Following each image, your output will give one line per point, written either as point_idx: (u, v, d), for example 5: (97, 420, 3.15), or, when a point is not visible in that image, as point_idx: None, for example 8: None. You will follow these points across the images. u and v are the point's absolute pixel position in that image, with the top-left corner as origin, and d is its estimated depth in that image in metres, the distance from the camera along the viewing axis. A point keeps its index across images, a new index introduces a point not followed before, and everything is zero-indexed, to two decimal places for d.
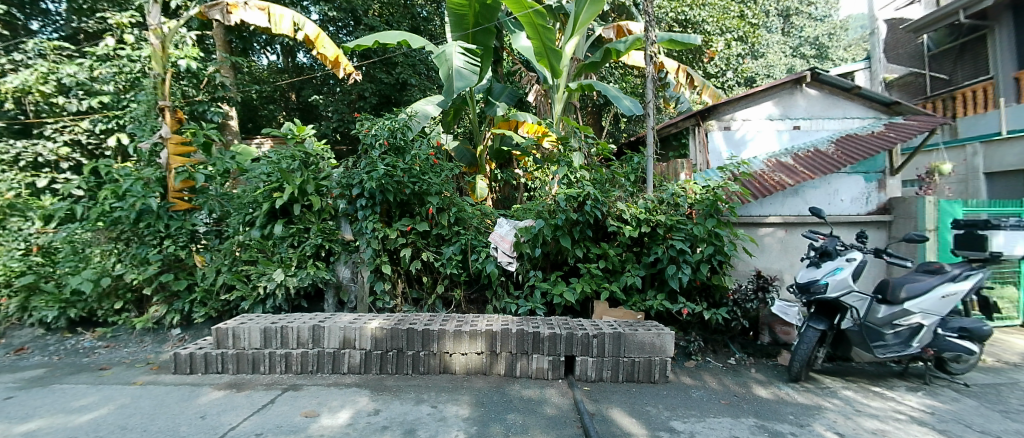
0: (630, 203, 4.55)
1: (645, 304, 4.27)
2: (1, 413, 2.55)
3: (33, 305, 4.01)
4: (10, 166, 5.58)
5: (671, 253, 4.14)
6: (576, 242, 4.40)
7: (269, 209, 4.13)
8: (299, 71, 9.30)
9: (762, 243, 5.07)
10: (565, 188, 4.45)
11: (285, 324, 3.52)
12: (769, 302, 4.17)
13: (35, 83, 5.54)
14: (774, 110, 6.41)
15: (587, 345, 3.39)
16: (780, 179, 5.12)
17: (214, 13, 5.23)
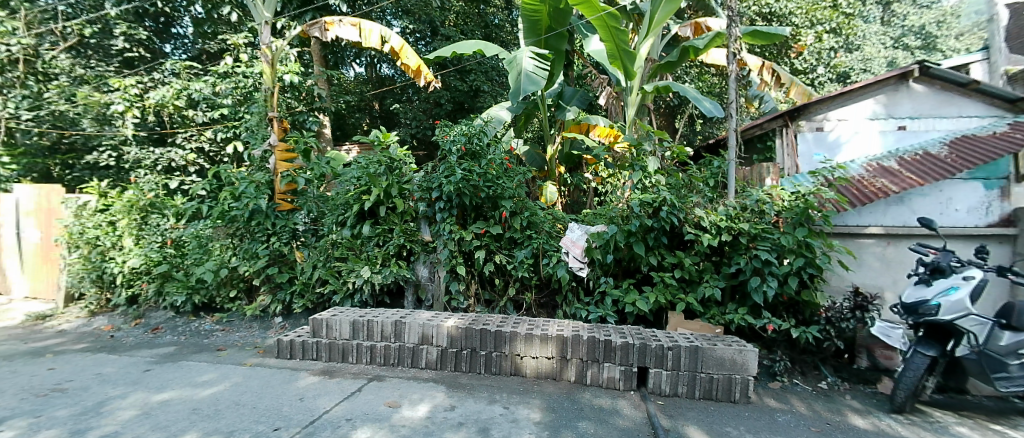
0: (709, 209, 4.28)
1: (725, 318, 4.00)
2: (143, 383, 2.97)
3: (168, 290, 4.64)
4: (151, 169, 6.67)
5: (755, 264, 3.84)
6: (650, 249, 4.24)
7: (359, 210, 4.45)
8: (381, 81, 9.93)
9: (862, 257, 4.52)
10: (640, 194, 4.31)
11: (370, 318, 3.75)
12: (869, 322, 3.78)
13: (171, 99, 6.42)
14: (876, 110, 5.79)
15: (661, 357, 3.24)
16: (883, 185, 4.56)
17: (314, 31, 5.73)
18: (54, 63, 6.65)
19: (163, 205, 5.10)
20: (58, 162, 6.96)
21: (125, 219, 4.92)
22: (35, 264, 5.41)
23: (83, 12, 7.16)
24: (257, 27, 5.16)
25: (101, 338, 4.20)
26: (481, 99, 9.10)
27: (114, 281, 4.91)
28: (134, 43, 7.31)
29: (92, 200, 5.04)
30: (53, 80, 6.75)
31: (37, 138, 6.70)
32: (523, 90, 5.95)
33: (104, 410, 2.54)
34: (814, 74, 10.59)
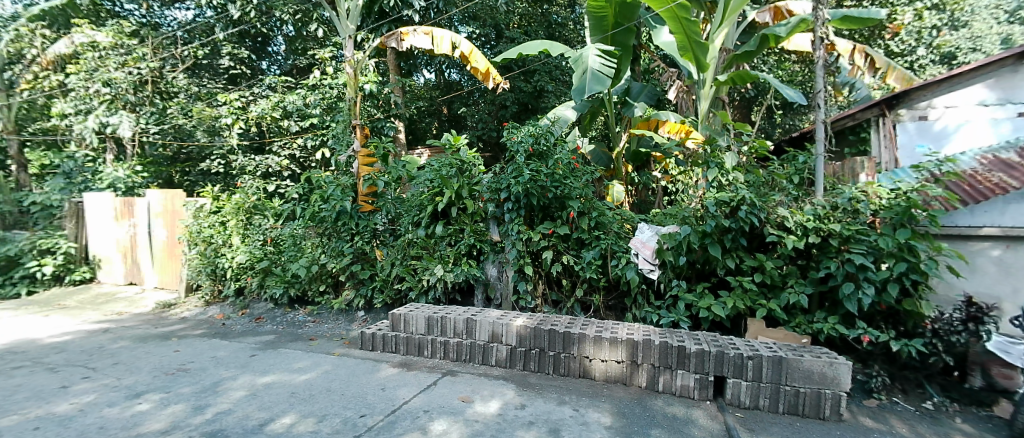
0: (794, 208, 3.97)
1: (813, 327, 3.67)
2: (250, 366, 3.33)
3: (268, 284, 5.15)
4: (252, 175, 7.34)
5: (848, 269, 3.46)
6: (727, 251, 4.01)
7: (432, 211, 4.65)
8: (449, 86, 10.28)
9: (974, 262, 3.85)
10: (716, 193, 4.10)
11: (444, 314, 3.91)
12: (985, 336, 3.24)
13: (270, 110, 7.10)
14: (989, 95, 5.13)
15: (740, 366, 3.05)
16: (1002, 180, 3.89)
17: (390, 42, 6.08)
18: (175, 83, 7.59)
19: (264, 207, 5.61)
20: (178, 170, 8.08)
21: (233, 220, 5.52)
22: (161, 259, 6.24)
23: (197, 36, 8.11)
24: (342, 41, 5.58)
25: (215, 325, 4.77)
26: (546, 100, 9.16)
27: (224, 275, 5.53)
28: (237, 61, 8.20)
29: (207, 203, 5.70)
30: (174, 99, 7.68)
31: (161, 150, 7.88)
32: (588, 88, 5.89)
33: (219, 389, 2.88)
34: (913, 56, 9.38)
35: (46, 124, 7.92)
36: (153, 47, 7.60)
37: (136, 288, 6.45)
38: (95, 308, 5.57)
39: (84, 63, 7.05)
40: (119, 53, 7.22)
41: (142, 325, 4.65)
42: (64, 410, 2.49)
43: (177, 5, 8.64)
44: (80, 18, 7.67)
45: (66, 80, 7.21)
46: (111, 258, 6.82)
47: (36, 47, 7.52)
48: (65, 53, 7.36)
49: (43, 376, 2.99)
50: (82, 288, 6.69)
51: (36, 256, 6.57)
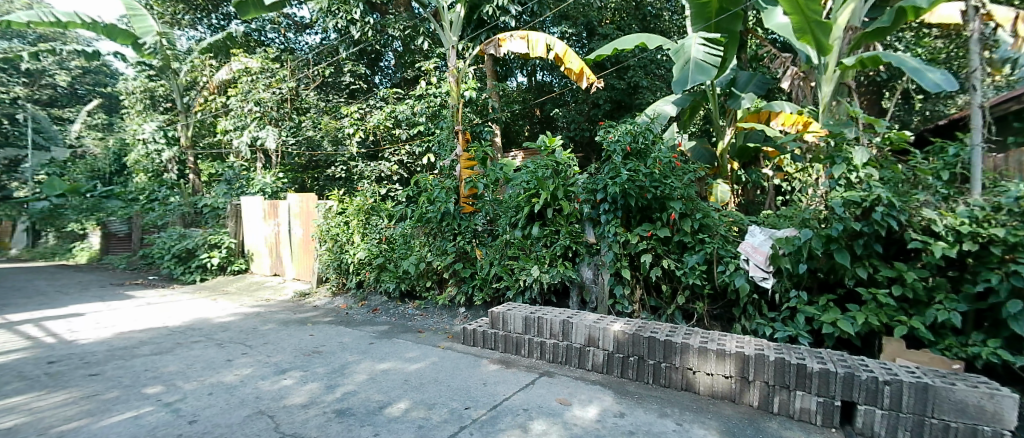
0: (943, 209, 3.37)
1: (967, 351, 3.05)
2: (370, 353, 3.69)
3: (383, 278, 5.66)
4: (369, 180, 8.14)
5: (1015, 283, 2.82)
6: (857, 259, 3.50)
7: (529, 212, 4.74)
8: (541, 88, 10.41)
9: None
10: (842, 192, 3.64)
11: (541, 315, 3.96)
12: None
13: (383, 120, 7.82)
14: None
15: (874, 392, 2.60)
16: None
17: (490, 49, 6.30)
18: (307, 99, 8.63)
19: (379, 209, 6.14)
20: (309, 176, 9.21)
21: (355, 219, 6.13)
22: (299, 253, 7.11)
23: (323, 58, 9.17)
24: (446, 51, 5.92)
25: (340, 313, 5.36)
26: (640, 96, 8.86)
27: (347, 269, 6.19)
28: (356, 77, 9.16)
29: (333, 204, 6.42)
30: (306, 113, 8.69)
31: (297, 158, 8.84)
32: (690, 79, 5.49)
33: (346, 372, 3.22)
34: None
35: (212, 139, 9.54)
36: (291, 69, 8.68)
37: (279, 278, 7.43)
38: (250, 296, 6.52)
39: (241, 86, 8.34)
40: (266, 76, 8.36)
41: (284, 311, 5.40)
42: (230, 379, 2.98)
43: (308, 31, 9.88)
44: (237, 48, 9.10)
45: (228, 101, 8.61)
46: (259, 252, 7.90)
47: (206, 75, 9.09)
48: (226, 79, 8.78)
49: (214, 349, 3.61)
50: (239, 277, 7.86)
51: (207, 249, 7.97)
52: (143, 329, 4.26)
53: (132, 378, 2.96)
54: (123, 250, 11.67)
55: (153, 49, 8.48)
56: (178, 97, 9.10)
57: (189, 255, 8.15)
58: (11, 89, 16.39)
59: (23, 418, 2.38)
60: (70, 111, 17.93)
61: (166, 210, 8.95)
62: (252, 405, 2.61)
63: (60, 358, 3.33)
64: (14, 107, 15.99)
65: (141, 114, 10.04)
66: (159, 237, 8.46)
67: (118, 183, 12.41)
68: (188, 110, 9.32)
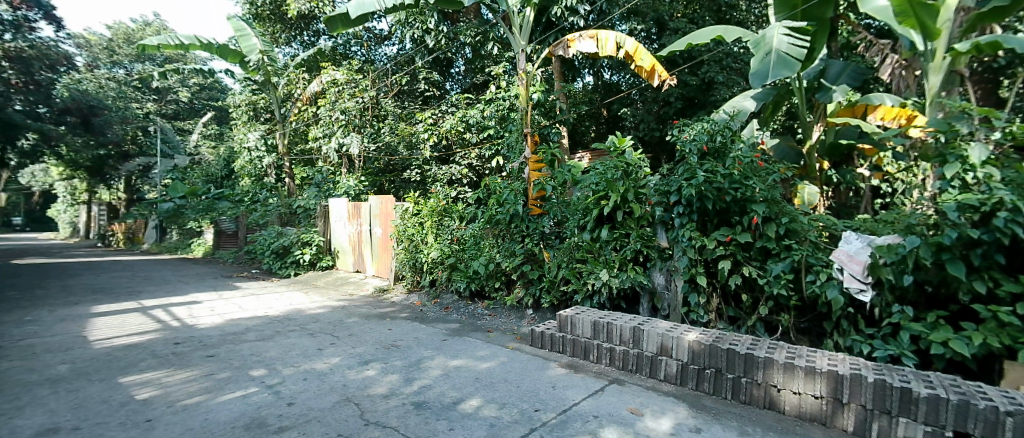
0: None
1: None
2: (443, 349, 3.84)
3: (454, 278, 5.87)
4: (441, 182, 8.50)
5: None
6: (974, 270, 3.04)
7: (598, 215, 4.68)
8: (609, 88, 10.25)
9: None
10: (956, 195, 3.20)
11: (610, 320, 3.89)
12: None
13: (455, 125, 8.13)
14: None
15: (996, 424, 2.19)
16: None
17: (558, 50, 6.28)
18: (386, 107, 9.12)
19: (452, 211, 6.36)
20: (387, 179, 9.79)
21: (429, 220, 6.40)
22: (378, 252, 7.54)
23: (400, 67, 9.71)
24: (516, 55, 6.00)
25: (415, 310, 5.64)
26: (715, 92, 8.40)
27: (421, 268, 6.48)
28: (430, 84, 9.64)
29: (409, 206, 6.75)
30: (384, 119, 9.16)
31: (376, 163, 9.41)
32: (770, 73, 5.09)
33: (422, 367, 3.38)
34: None
35: (304, 146, 10.44)
36: (373, 79, 9.23)
37: (361, 275, 7.93)
38: (336, 291, 7.03)
39: (329, 97, 9.01)
40: (351, 86, 8.99)
41: (365, 305, 5.78)
42: (321, 367, 3.25)
43: (386, 42, 10.54)
44: (325, 61, 9.88)
45: (318, 111, 9.36)
46: (344, 250, 8.49)
47: (300, 88, 9.97)
48: (316, 91, 9.58)
49: (306, 339, 3.96)
50: (327, 273, 8.50)
51: (300, 246, 8.74)
52: (248, 317, 4.77)
53: (239, 361, 3.33)
54: (231, 245, 13.13)
55: (256, 66, 9.41)
56: (276, 109, 10.07)
57: (285, 251, 9.00)
58: (145, 105, 19.06)
59: (156, 391, 2.76)
60: (189, 122, 20.49)
61: (266, 210, 9.95)
62: (341, 392, 2.83)
63: (183, 341, 3.82)
64: (147, 121, 18.58)
65: (246, 124, 11.25)
66: (261, 235, 9.43)
67: (227, 186, 13.98)
68: (284, 120, 10.29)
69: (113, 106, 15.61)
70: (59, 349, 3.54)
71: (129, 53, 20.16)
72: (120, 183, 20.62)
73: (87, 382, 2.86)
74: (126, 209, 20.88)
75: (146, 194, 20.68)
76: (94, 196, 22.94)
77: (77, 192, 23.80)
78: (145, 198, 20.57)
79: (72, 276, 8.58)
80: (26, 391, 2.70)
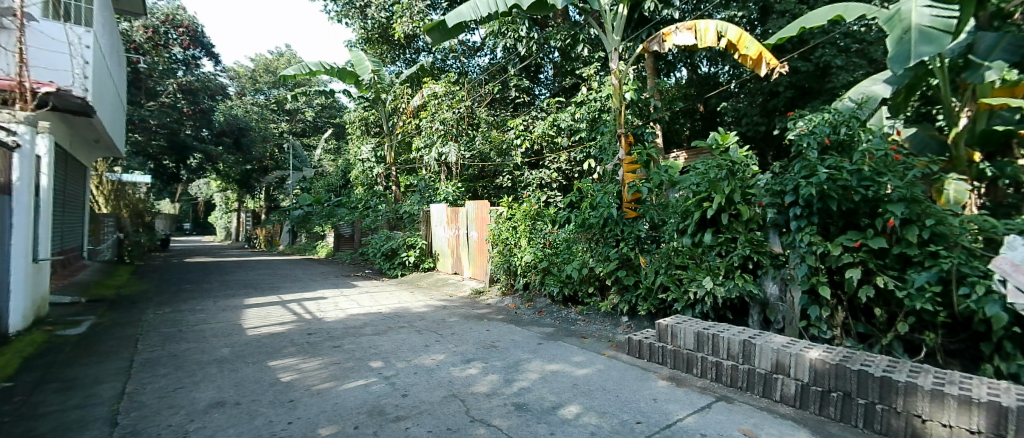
0: None
1: None
2: (540, 353, 3.89)
3: (547, 282, 5.91)
4: (533, 187, 8.72)
5: None
6: None
7: (701, 218, 4.38)
8: (705, 82, 9.76)
9: None
10: None
11: (716, 331, 3.63)
12: None
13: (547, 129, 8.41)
14: None
15: None
16: None
17: (653, 45, 6.02)
18: (481, 116, 9.53)
19: (544, 214, 6.45)
20: (481, 185, 10.27)
21: (522, 224, 6.53)
22: (474, 255, 7.86)
23: (494, 76, 10.09)
24: (609, 54, 5.87)
25: (511, 312, 5.80)
26: (833, 78, 7.46)
27: (515, 271, 6.64)
28: (521, 91, 9.97)
29: (503, 211, 6.96)
30: (478, 127, 9.49)
31: (471, 169, 9.90)
32: (911, 52, 4.37)
33: (520, 369, 3.45)
34: None
35: (407, 155, 11.24)
36: (468, 89, 9.55)
37: (458, 276, 8.33)
38: (437, 291, 7.50)
39: (430, 109, 9.41)
40: (448, 98, 9.23)
41: (464, 306, 6.07)
42: (429, 363, 3.47)
43: (479, 53, 11.04)
44: (426, 76, 10.53)
45: (420, 123, 9.88)
46: (443, 252, 8.99)
47: (405, 102, 10.72)
48: (419, 105, 10.13)
49: (414, 335, 4.27)
50: (429, 274, 9.07)
51: (406, 249, 9.43)
52: (364, 313, 5.27)
53: (360, 352, 3.69)
54: (348, 247, 14.66)
55: (369, 85, 10.26)
56: (385, 122, 10.87)
57: (393, 253, 9.78)
58: (280, 125, 21.95)
59: (295, 375, 3.16)
60: (313, 138, 23.21)
61: (377, 216, 10.88)
62: (447, 387, 3.00)
63: (314, 332, 4.33)
64: (281, 138, 21.44)
65: (359, 138, 12.45)
66: (372, 238, 10.37)
67: (343, 194, 15.63)
68: (391, 132, 11.15)
69: (256, 128, 18.35)
70: (221, 334, 4.22)
71: (269, 80, 23.32)
72: (261, 192, 24.17)
73: (244, 364, 3.37)
74: (266, 215, 24.41)
75: (279, 202, 23.95)
76: (242, 204, 26.97)
77: (231, 201, 28.40)
78: (279, 205, 23.78)
79: (229, 272, 10.22)
80: (200, 369, 3.25)
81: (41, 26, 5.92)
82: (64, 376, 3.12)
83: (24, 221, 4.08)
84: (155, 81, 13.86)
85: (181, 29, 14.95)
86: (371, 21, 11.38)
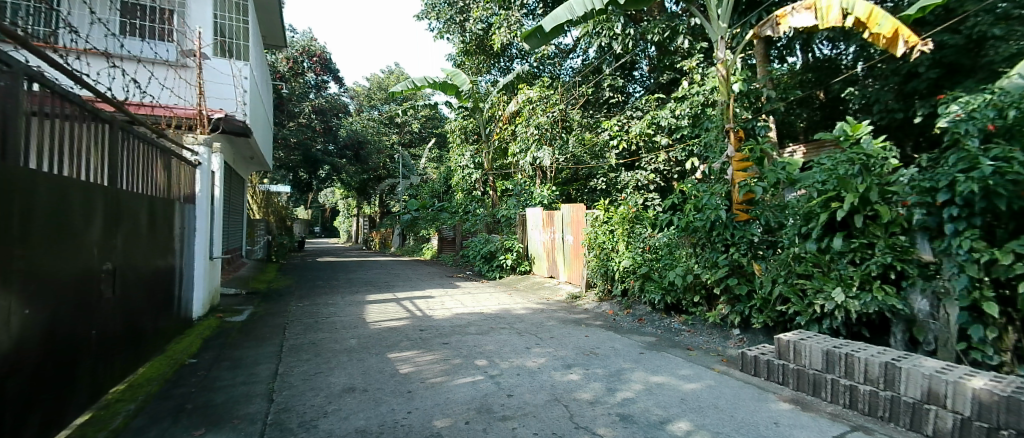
0: None
1: None
2: (643, 363, 3.76)
3: (647, 289, 5.69)
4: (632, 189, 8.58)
5: None
6: None
7: (827, 221, 3.91)
8: (822, 65, 8.74)
9: None
10: None
11: (850, 351, 3.19)
12: None
13: (646, 128, 8.23)
14: None
15: None
16: None
17: (766, 30, 5.50)
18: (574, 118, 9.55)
19: (643, 218, 6.29)
20: (575, 188, 10.29)
21: (620, 228, 6.40)
22: (570, 259, 7.83)
23: (588, 78, 10.06)
24: (714, 43, 5.49)
25: (609, 319, 5.69)
26: (989, 51, 6.15)
27: (613, 276, 6.48)
28: (615, 90, 9.80)
29: (600, 214, 6.86)
30: (572, 130, 9.50)
31: (566, 173, 9.98)
32: None
33: (622, 378, 3.37)
34: None
35: (503, 160, 11.61)
36: (562, 93, 9.61)
37: (554, 280, 8.36)
38: (534, 294, 7.61)
39: (525, 114, 9.54)
40: (543, 102, 9.29)
41: (562, 310, 6.09)
42: (531, 365, 3.54)
43: (571, 55, 11.09)
44: (521, 82, 10.84)
45: (516, 129, 10.17)
46: (539, 256, 9.09)
47: (502, 109, 11.11)
48: (514, 111, 10.40)
49: (516, 337, 4.38)
50: (525, 277, 9.26)
51: (504, 252, 9.73)
52: (468, 312, 5.54)
53: (466, 350, 3.88)
54: (451, 249, 15.84)
55: (468, 95, 10.82)
56: (483, 129, 11.37)
57: (492, 256, 10.15)
58: (391, 137, 24.00)
59: (411, 368, 3.42)
60: (418, 147, 24.98)
61: (476, 220, 11.38)
62: (551, 391, 3.04)
63: (425, 329, 4.65)
64: (391, 149, 23.47)
65: (459, 145, 12.98)
66: (472, 241, 10.90)
67: (446, 199, 16.63)
68: (488, 139, 11.60)
69: (371, 140, 20.36)
70: (348, 327, 4.73)
71: (382, 97, 25.59)
72: (374, 199, 26.68)
73: (368, 354, 3.74)
74: (379, 220, 26.88)
75: (389, 207, 26.22)
76: (360, 210, 30.02)
77: (354, 208, 31.92)
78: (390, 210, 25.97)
79: (351, 271, 11.44)
80: (334, 357, 3.67)
81: (214, 64, 7.01)
82: (233, 357, 3.74)
83: (203, 225, 4.97)
84: (293, 104, 16.12)
85: (315, 58, 17.53)
86: (469, 33, 11.96)
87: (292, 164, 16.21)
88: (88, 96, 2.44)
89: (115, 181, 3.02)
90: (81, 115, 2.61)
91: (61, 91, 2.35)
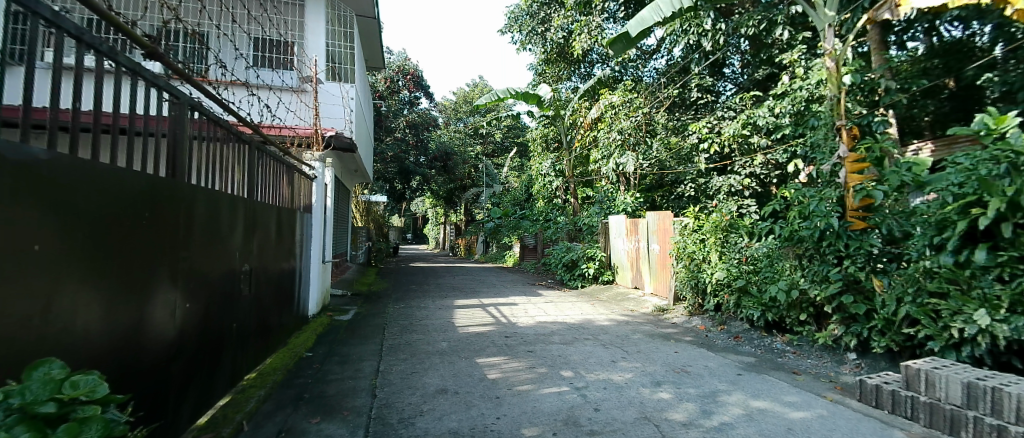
0: None
1: None
2: (741, 385, 3.50)
3: (744, 304, 5.30)
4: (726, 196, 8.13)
5: None
6: None
7: (965, 230, 3.36)
8: (953, 48, 7.52)
9: None
10: None
11: (998, 385, 2.71)
12: None
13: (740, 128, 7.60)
14: None
15: None
16: None
17: (883, 13, 4.89)
18: (658, 121, 9.21)
19: (738, 226, 5.87)
20: (659, 194, 9.98)
21: (712, 237, 6.04)
22: (656, 269, 7.53)
23: (674, 79, 9.66)
24: (820, 32, 5.00)
25: (700, 335, 5.38)
26: None
27: (704, 289, 6.09)
28: (704, 91, 9.26)
29: (689, 222, 6.56)
30: (657, 134, 9.17)
31: (651, 179, 9.69)
32: None
33: (718, 400, 3.16)
34: None
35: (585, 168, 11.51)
36: (646, 96, 9.33)
37: (639, 292, 8.08)
38: (618, 305, 7.41)
39: (607, 120, 9.40)
40: (626, 107, 9.08)
41: (649, 323, 5.86)
42: (618, 379, 3.46)
43: (655, 56, 10.68)
44: (603, 88, 10.69)
45: (598, 135, 10.06)
46: (623, 266, 8.85)
47: (583, 116, 11.03)
48: (596, 118, 10.28)
49: (601, 349, 4.30)
50: (608, 287, 9.05)
51: (585, 261, 9.56)
52: (551, 321, 5.54)
53: (551, 360, 3.89)
54: (532, 256, 16.03)
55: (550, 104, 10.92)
56: (564, 137, 11.37)
57: (573, 264, 10.07)
58: (475, 148, 24.89)
59: (498, 374, 3.51)
60: (500, 157, 25.61)
61: (557, 228, 11.38)
62: (640, 407, 2.96)
63: (510, 335, 4.75)
64: (475, 159, 24.35)
65: (541, 154, 13.07)
66: (553, 249, 10.91)
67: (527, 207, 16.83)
68: (570, 146, 11.56)
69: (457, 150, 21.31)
70: (439, 330, 4.98)
71: (467, 110, 26.67)
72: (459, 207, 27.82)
73: (458, 358, 3.90)
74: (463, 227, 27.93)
75: (472, 214, 27.15)
76: (446, 218, 31.43)
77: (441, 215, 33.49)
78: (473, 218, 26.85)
79: (439, 277, 12.01)
80: (427, 358, 3.88)
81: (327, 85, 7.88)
82: (340, 352, 4.12)
83: (317, 231, 5.56)
84: (390, 120, 17.42)
85: (409, 76, 18.82)
86: (551, 43, 12.07)
87: (388, 175, 17.51)
88: (232, 120, 2.84)
89: (253, 194, 3.49)
90: (228, 137, 3.07)
91: (213, 117, 2.77)
